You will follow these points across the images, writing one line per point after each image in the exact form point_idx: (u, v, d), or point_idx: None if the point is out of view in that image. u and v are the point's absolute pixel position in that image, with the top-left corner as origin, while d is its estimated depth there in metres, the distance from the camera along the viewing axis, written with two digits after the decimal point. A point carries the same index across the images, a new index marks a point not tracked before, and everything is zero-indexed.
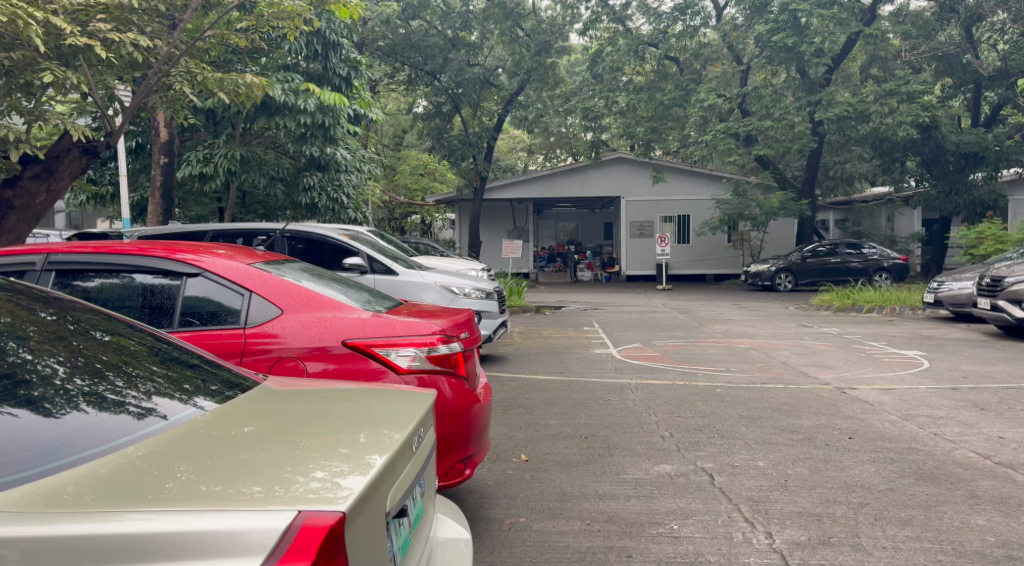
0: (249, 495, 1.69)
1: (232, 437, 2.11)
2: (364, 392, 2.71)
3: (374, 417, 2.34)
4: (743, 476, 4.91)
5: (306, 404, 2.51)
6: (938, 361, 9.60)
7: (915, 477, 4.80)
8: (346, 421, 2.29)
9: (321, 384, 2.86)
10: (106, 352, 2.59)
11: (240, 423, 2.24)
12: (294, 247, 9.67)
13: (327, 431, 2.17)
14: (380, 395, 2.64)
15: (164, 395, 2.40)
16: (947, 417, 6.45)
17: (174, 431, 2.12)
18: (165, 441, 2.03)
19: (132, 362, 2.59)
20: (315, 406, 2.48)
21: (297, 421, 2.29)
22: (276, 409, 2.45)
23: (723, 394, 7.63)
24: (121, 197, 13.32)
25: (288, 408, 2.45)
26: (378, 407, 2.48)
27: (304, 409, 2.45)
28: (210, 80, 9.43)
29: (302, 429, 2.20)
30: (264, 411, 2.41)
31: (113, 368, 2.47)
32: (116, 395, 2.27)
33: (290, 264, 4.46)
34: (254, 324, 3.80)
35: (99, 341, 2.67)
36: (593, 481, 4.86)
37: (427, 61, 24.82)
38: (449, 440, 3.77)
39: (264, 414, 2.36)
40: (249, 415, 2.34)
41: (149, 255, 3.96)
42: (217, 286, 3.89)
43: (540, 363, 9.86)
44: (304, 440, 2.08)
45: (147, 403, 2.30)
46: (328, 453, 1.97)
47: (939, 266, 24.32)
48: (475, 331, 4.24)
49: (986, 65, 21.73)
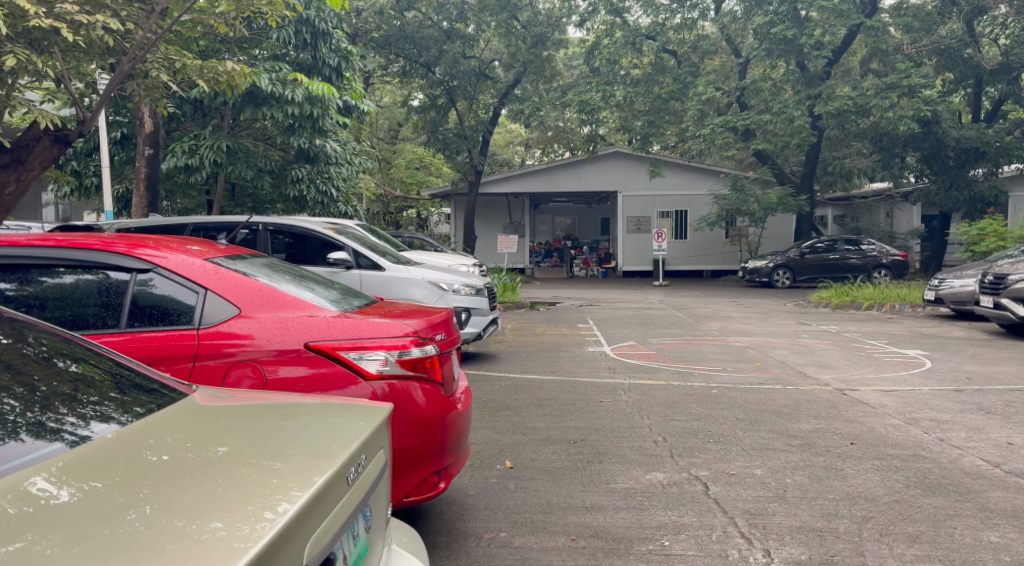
0: (207, 535, 1.58)
1: (198, 458, 1.96)
2: (330, 405, 2.51)
3: (334, 437, 2.17)
4: (739, 486, 4.63)
5: (259, 423, 2.27)
6: (941, 361, 9.33)
7: (921, 487, 4.52)
8: (303, 442, 2.11)
9: (272, 399, 2.56)
10: (50, 376, 2.30)
11: (209, 441, 2.08)
12: (280, 240, 9.34)
13: (291, 452, 2.03)
14: (343, 410, 2.45)
15: (103, 419, 2.14)
16: (953, 421, 6.18)
17: (138, 451, 1.96)
18: (128, 462, 1.88)
19: (85, 390, 2.31)
20: (268, 427, 2.25)
21: (263, 439, 2.13)
22: (228, 427, 2.22)
23: (720, 396, 7.36)
24: (104, 189, 12.97)
25: (237, 428, 2.22)
26: (345, 422, 2.31)
27: (265, 424, 2.26)
28: (190, 67, 9.13)
29: (272, 448, 2.06)
30: (211, 431, 2.17)
31: (58, 395, 2.20)
32: (54, 423, 2.02)
33: (254, 261, 4.17)
34: (209, 324, 3.50)
35: (55, 369, 2.38)
36: (580, 491, 4.57)
37: (422, 53, 24.47)
38: (421, 451, 3.48)
39: (219, 434, 2.15)
40: (208, 432, 2.16)
41: (106, 251, 3.62)
42: (171, 284, 3.58)
43: (531, 362, 9.56)
44: (276, 461, 1.96)
45: (84, 430, 2.03)
46: (296, 478, 1.87)
47: (939, 263, 24.03)
48: (452, 332, 3.98)
49: (987, 59, 21.40)
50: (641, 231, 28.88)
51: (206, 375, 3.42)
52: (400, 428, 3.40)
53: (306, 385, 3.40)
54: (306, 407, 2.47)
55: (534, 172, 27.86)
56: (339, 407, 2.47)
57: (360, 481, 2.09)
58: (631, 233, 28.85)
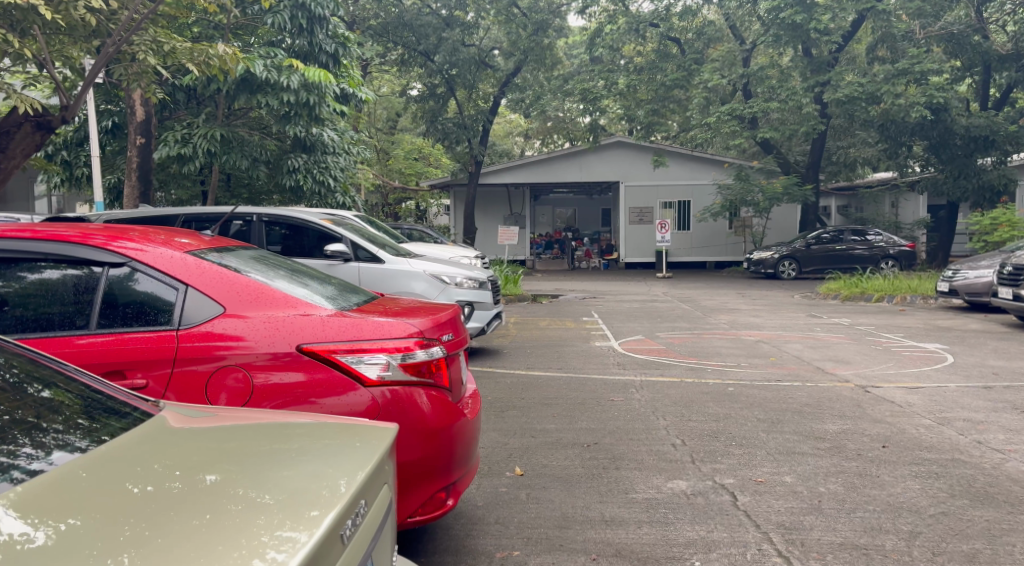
0: None
1: (184, 491, 1.60)
2: (327, 425, 2.16)
3: (333, 468, 1.81)
4: (769, 496, 4.29)
5: (247, 447, 1.91)
6: (962, 355, 8.98)
7: (968, 497, 4.17)
8: (305, 471, 1.77)
9: (262, 419, 2.19)
10: (10, 402, 1.92)
11: (197, 467, 1.73)
12: (276, 232, 8.95)
13: (291, 483, 1.69)
14: (341, 431, 2.08)
15: (69, 450, 1.77)
16: (988, 422, 5.83)
17: (114, 481, 1.61)
18: (103, 495, 1.53)
19: (49, 418, 1.93)
20: (255, 453, 1.87)
21: (262, 466, 1.79)
22: (212, 452, 1.85)
23: (736, 394, 7.01)
24: (94, 179, 12.56)
25: (221, 453, 1.85)
26: (347, 449, 1.96)
27: (260, 448, 1.90)
28: (179, 49, 8.74)
29: (270, 476, 1.73)
30: (196, 457, 1.80)
31: (16, 424, 1.82)
32: (7, 458, 1.64)
33: (240, 253, 3.78)
34: (189, 324, 3.09)
35: (16, 395, 1.98)
36: (598, 502, 4.22)
37: (421, 41, 23.96)
38: (428, 465, 3.13)
39: (208, 459, 1.80)
40: (193, 458, 1.79)
41: (84, 243, 3.23)
42: (148, 280, 3.17)
43: (537, 357, 9.19)
44: (270, 494, 1.62)
45: (40, 464, 1.65)
46: (292, 515, 1.54)
47: (945, 253, 23.62)
48: (460, 332, 3.61)
49: (997, 45, 20.96)
50: (643, 222, 28.48)
51: (188, 382, 3.01)
52: (405, 440, 3.06)
53: (298, 395, 3.02)
54: (301, 427, 2.10)
55: (535, 163, 27.48)
56: (335, 429, 2.11)
57: (361, 529, 1.72)
58: (633, 224, 28.47)
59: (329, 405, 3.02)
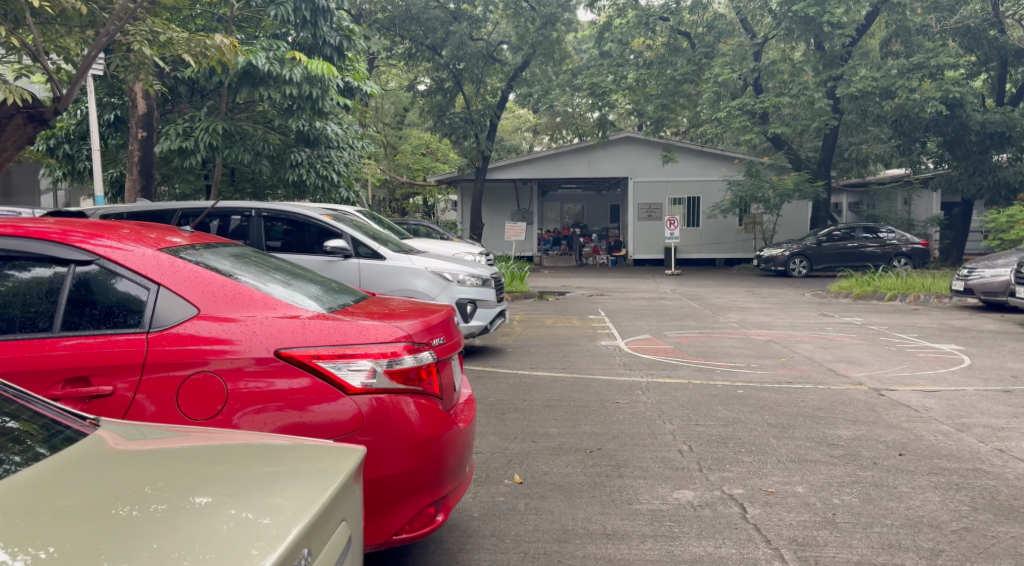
0: None
1: (172, 515, 1.52)
2: (305, 446, 2.02)
3: (313, 496, 1.70)
4: (780, 508, 4.07)
5: (224, 470, 1.78)
6: (980, 357, 8.69)
7: (991, 512, 3.94)
8: (297, 494, 1.69)
9: (230, 440, 2.04)
10: None
11: (187, 489, 1.64)
12: (277, 227, 8.78)
13: (286, 507, 1.62)
14: (318, 455, 1.96)
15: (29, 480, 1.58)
16: (1009, 429, 5.58)
17: (95, 504, 1.51)
18: (88, 518, 1.44)
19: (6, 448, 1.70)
20: (233, 476, 1.75)
21: (253, 488, 1.70)
22: (193, 471, 1.75)
23: (746, 397, 6.77)
24: (94, 172, 12.42)
25: (203, 475, 1.74)
26: (325, 474, 1.84)
27: (247, 470, 1.80)
28: (176, 40, 8.63)
29: (265, 497, 1.65)
30: (178, 478, 1.70)
31: None
32: None
33: (222, 252, 3.60)
34: (159, 327, 2.90)
35: None
36: (599, 514, 4.02)
37: (428, 35, 23.76)
38: (415, 478, 2.94)
39: (192, 480, 1.70)
40: (178, 477, 1.70)
41: (61, 242, 3.05)
42: (119, 281, 2.99)
43: (541, 357, 8.98)
44: (267, 518, 1.55)
45: None
46: (290, 542, 1.49)
47: (960, 251, 23.20)
48: (452, 335, 3.41)
49: (1013, 40, 20.55)
50: (652, 218, 28.20)
51: (161, 388, 2.82)
52: (391, 451, 2.87)
53: (278, 402, 2.83)
54: (274, 450, 1.97)
55: (542, 158, 27.26)
56: (302, 453, 1.96)
57: None
58: (641, 220, 28.19)
59: (311, 413, 2.83)
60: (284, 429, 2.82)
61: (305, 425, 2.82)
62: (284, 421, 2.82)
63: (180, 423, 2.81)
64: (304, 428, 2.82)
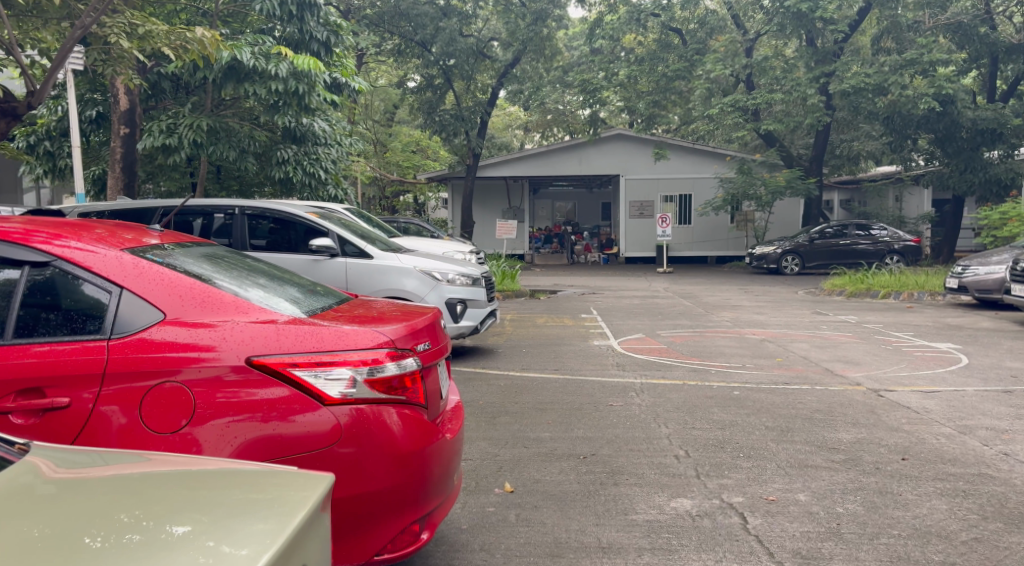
0: None
1: (143, 547, 1.39)
2: (279, 470, 1.86)
3: (288, 525, 1.54)
4: (782, 518, 3.90)
5: (193, 499, 1.63)
6: (977, 356, 8.56)
7: (1001, 520, 3.79)
8: (276, 521, 1.54)
9: (197, 464, 1.86)
10: None
11: (161, 519, 1.51)
12: (262, 226, 8.58)
13: (265, 536, 1.48)
14: (297, 478, 1.80)
15: None
16: (1013, 431, 5.44)
17: (59, 536, 1.39)
18: (55, 551, 1.33)
19: None
20: (201, 506, 1.59)
21: (229, 515, 1.56)
22: (170, 500, 1.61)
23: (743, 399, 6.61)
24: (74, 170, 12.08)
25: (175, 505, 1.59)
26: (295, 502, 1.65)
27: (222, 496, 1.65)
28: (156, 33, 8.40)
29: (243, 526, 1.51)
30: (152, 508, 1.57)
31: None
32: None
33: (193, 252, 3.38)
34: (120, 333, 2.67)
35: None
36: (594, 525, 3.84)
37: (417, 31, 23.51)
38: (398, 494, 2.74)
39: (163, 509, 1.56)
40: (153, 505, 1.57)
41: (20, 242, 2.83)
42: (79, 283, 2.77)
43: (533, 358, 8.79)
44: (244, 548, 1.42)
45: None
46: None
47: (951, 249, 23.15)
48: (438, 339, 3.23)
49: (1004, 36, 20.52)
50: (644, 216, 28.04)
51: (120, 400, 2.58)
52: (372, 465, 2.67)
53: (248, 411, 2.60)
54: (248, 474, 1.80)
55: (533, 156, 27.08)
56: (269, 479, 1.77)
57: None
58: (633, 218, 28.05)
59: (284, 425, 2.61)
60: (254, 443, 2.59)
61: (278, 438, 2.60)
62: (254, 434, 2.59)
63: (140, 437, 2.57)
64: (277, 441, 2.60)
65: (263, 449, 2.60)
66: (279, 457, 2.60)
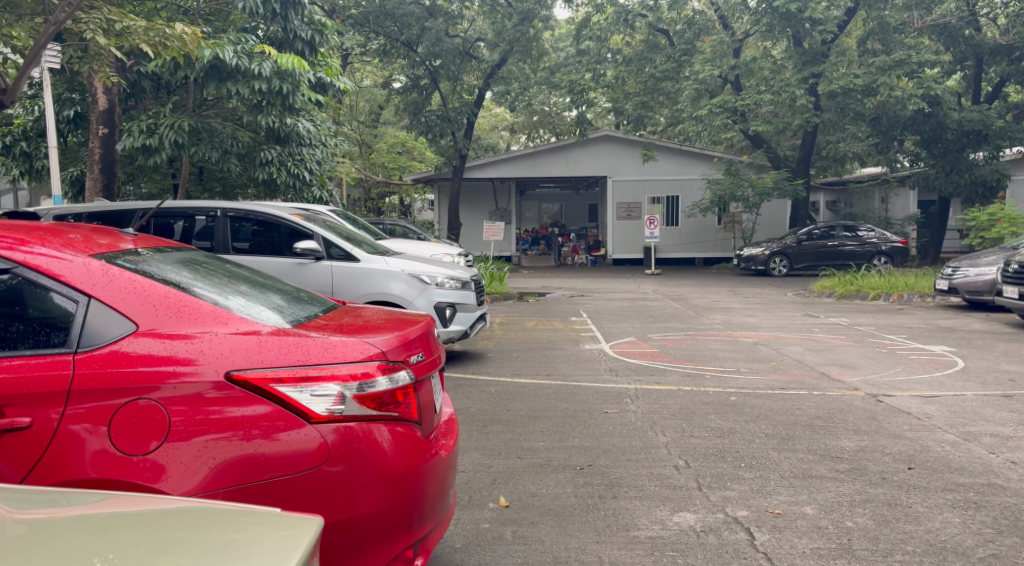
0: None
1: None
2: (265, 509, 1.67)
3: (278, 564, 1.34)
4: (791, 533, 3.74)
5: (173, 540, 1.43)
6: (973, 360, 8.47)
7: (1016, 534, 3.65)
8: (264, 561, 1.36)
9: (174, 503, 1.66)
10: None
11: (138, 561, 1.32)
12: (245, 228, 8.34)
13: None
14: (287, 514, 1.61)
15: None
16: (1017, 438, 5.33)
17: None
18: None
19: None
20: (180, 548, 1.39)
21: (211, 557, 1.36)
22: (148, 541, 1.42)
23: (740, 404, 6.46)
24: (52, 171, 11.75)
25: (153, 546, 1.40)
26: (281, 541, 1.46)
27: (201, 537, 1.45)
28: (133, 30, 8.16)
29: None
30: (129, 550, 1.37)
31: None
32: None
33: (167, 259, 3.14)
34: (87, 347, 2.42)
35: None
36: (594, 542, 3.66)
37: (403, 31, 23.26)
38: (390, 516, 2.53)
39: (136, 553, 1.36)
40: (128, 547, 1.38)
41: None
42: (43, 292, 2.52)
43: (524, 362, 8.60)
44: None
45: None
46: None
47: (937, 250, 23.23)
48: (431, 350, 3.03)
49: (989, 38, 20.61)
50: (631, 217, 27.95)
51: (87, 419, 2.32)
52: (362, 486, 2.47)
53: (227, 429, 2.36)
54: (232, 512, 1.61)
55: (521, 157, 26.92)
56: (253, 518, 1.57)
57: None
58: (620, 220, 27.96)
59: (267, 444, 2.37)
60: (235, 464, 2.35)
61: (260, 457, 2.37)
62: (234, 454, 2.35)
63: (110, 460, 2.30)
64: (258, 461, 2.37)
65: (244, 470, 2.36)
66: (261, 478, 2.37)
